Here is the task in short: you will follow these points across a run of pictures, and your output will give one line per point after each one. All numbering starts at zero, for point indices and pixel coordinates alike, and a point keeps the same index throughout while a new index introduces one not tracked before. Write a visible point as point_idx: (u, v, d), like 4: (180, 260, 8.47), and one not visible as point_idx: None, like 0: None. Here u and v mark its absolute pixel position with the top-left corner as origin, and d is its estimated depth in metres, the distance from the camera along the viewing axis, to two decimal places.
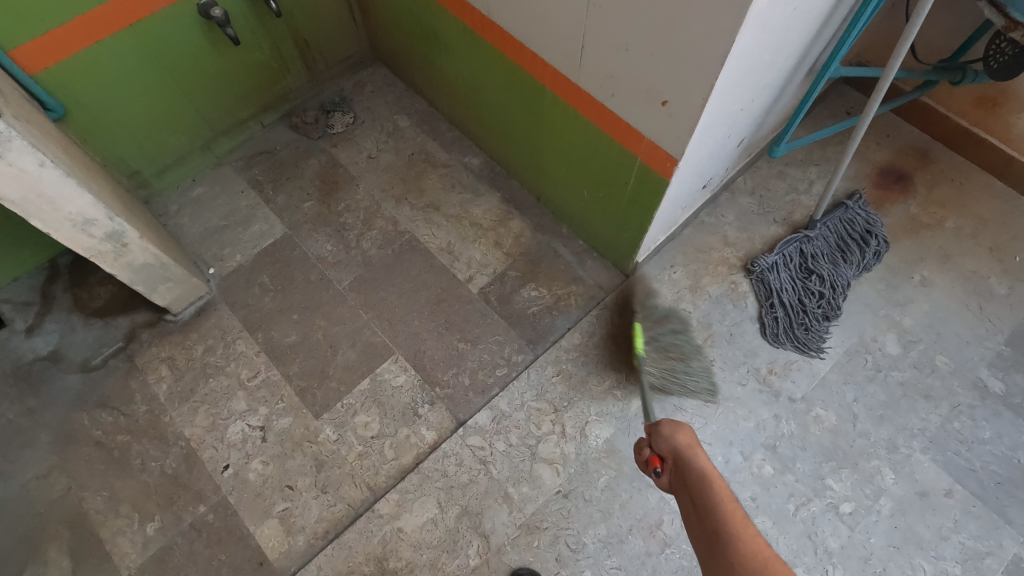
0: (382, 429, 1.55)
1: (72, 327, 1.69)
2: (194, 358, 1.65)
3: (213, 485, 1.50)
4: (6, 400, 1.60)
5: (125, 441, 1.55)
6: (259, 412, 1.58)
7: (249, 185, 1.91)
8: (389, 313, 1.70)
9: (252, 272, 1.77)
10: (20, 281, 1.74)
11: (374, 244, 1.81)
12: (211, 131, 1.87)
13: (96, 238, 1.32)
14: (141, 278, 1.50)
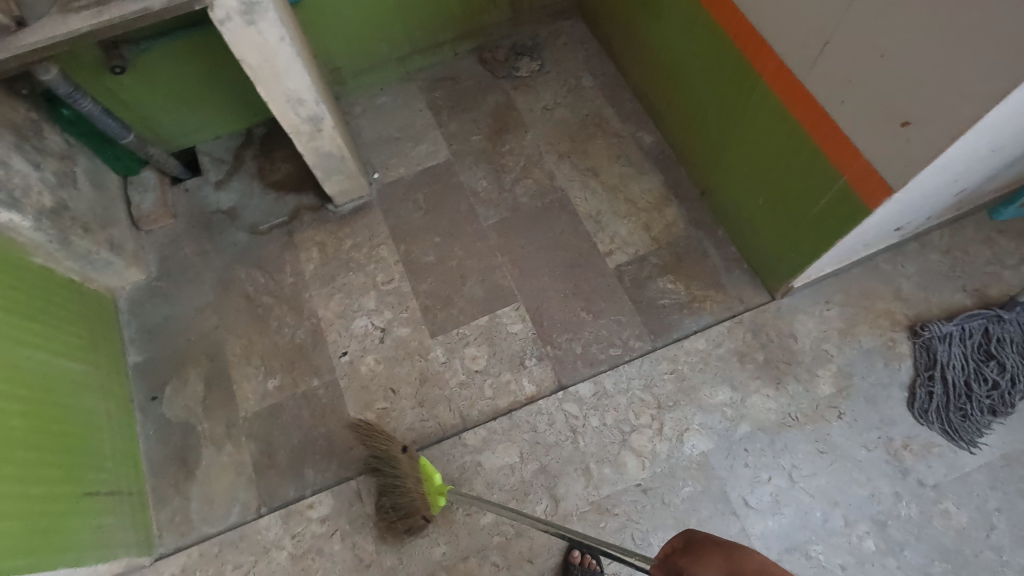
0: (487, 368, 1.59)
1: (252, 191, 1.88)
2: (342, 249, 1.78)
3: (329, 365, 1.63)
4: (189, 237, 1.82)
5: (269, 302, 1.72)
6: (384, 315, 1.68)
7: (428, 106, 1.99)
8: (523, 262, 1.72)
9: (410, 186, 1.86)
10: (221, 140, 1.96)
11: (527, 192, 1.82)
12: (410, 47, 1.96)
13: (299, 118, 1.44)
14: (321, 164, 1.62)
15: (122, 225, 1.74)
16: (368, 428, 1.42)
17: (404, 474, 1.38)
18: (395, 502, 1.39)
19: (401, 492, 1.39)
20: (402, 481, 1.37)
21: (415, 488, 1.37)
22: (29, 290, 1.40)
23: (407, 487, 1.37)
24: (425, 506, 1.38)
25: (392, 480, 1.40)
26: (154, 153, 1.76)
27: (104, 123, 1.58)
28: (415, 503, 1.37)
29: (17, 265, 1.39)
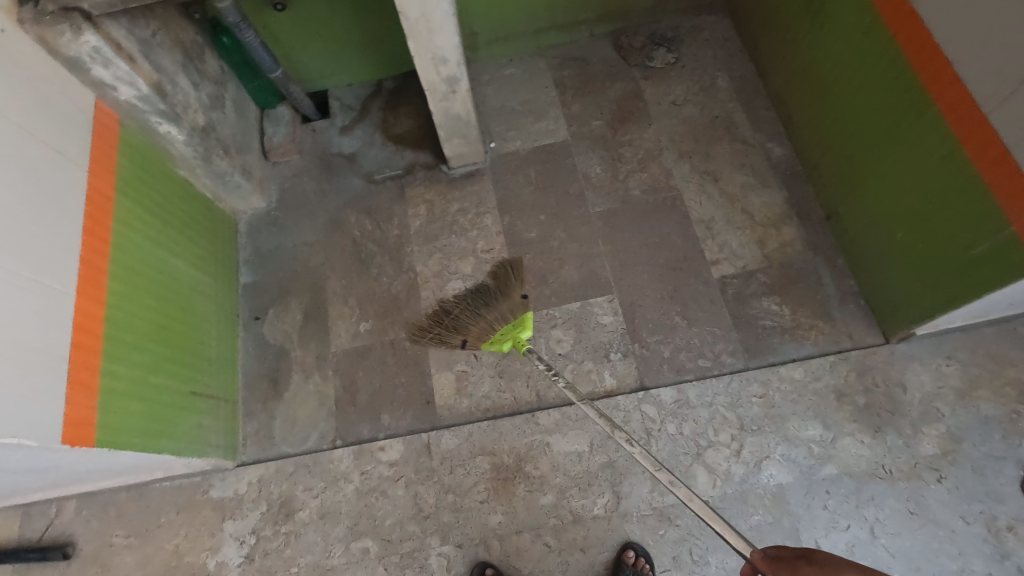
0: (571, 353, 1.59)
1: (373, 141, 1.95)
2: (448, 211, 1.81)
3: (419, 320, 1.68)
4: (309, 175, 1.91)
5: (372, 249, 1.79)
6: (478, 282, 1.71)
7: (554, 83, 1.97)
8: (625, 255, 1.69)
9: (523, 160, 1.86)
10: (352, 87, 2.04)
11: (640, 186, 1.78)
12: (547, 22, 1.94)
13: (438, 77, 1.47)
14: (446, 125, 1.65)
15: (254, 153, 1.84)
16: (514, 270, 1.61)
17: (496, 309, 1.50)
18: (460, 321, 1.52)
19: (477, 321, 1.49)
20: (492, 317, 1.48)
21: (487, 321, 1.48)
22: (172, 199, 1.52)
23: (484, 318, 1.48)
24: (479, 338, 1.49)
25: (488, 300, 1.53)
26: (294, 91, 1.85)
27: (259, 56, 1.68)
28: (479, 329, 1.48)
29: (165, 174, 1.51)
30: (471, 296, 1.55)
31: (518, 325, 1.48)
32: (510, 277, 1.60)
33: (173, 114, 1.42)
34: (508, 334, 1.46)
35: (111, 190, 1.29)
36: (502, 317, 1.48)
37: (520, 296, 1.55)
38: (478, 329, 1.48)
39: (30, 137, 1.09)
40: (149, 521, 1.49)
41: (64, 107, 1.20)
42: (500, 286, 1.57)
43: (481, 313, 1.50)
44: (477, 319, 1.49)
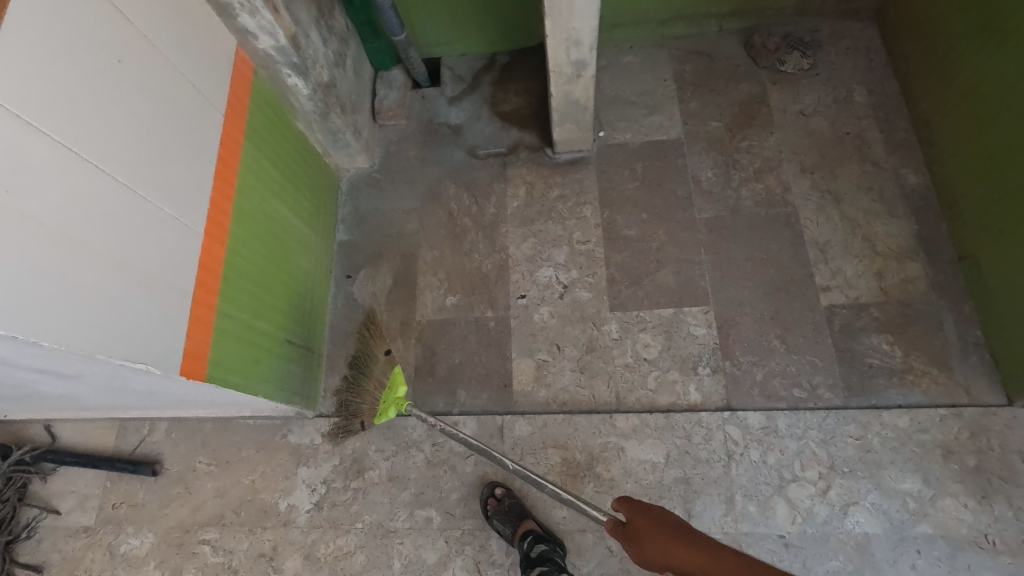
0: (657, 360, 1.54)
1: (481, 115, 1.92)
2: (547, 196, 1.77)
3: (506, 302, 1.66)
4: (413, 141, 1.91)
5: (467, 224, 1.78)
6: (569, 272, 1.67)
7: (674, 77, 1.88)
8: (728, 267, 1.61)
9: (632, 154, 1.79)
10: (466, 58, 2.01)
11: (753, 197, 1.69)
12: (678, 12, 1.85)
13: (567, 60, 1.42)
14: (563, 110, 1.60)
15: (365, 113, 1.85)
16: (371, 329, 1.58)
17: (371, 376, 1.46)
18: (349, 402, 1.50)
19: (365, 396, 1.46)
20: (367, 384, 1.46)
21: (372, 395, 1.44)
22: (288, 150, 1.55)
23: (368, 391, 1.45)
24: (370, 413, 1.45)
25: (359, 379, 1.50)
26: (412, 56, 1.83)
27: (387, 16, 1.65)
28: (366, 406, 1.44)
29: (285, 125, 1.54)
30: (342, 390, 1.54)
31: (391, 385, 1.34)
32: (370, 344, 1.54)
33: (303, 67, 1.43)
34: (386, 403, 1.34)
35: (240, 135, 1.32)
36: (381, 381, 1.43)
37: (384, 354, 1.52)
38: (363, 404, 1.46)
39: (181, 77, 1.12)
40: (230, 454, 1.57)
41: (211, 50, 1.23)
42: (357, 371, 1.53)
43: (364, 388, 1.47)
44: (360, 397, 1.47)
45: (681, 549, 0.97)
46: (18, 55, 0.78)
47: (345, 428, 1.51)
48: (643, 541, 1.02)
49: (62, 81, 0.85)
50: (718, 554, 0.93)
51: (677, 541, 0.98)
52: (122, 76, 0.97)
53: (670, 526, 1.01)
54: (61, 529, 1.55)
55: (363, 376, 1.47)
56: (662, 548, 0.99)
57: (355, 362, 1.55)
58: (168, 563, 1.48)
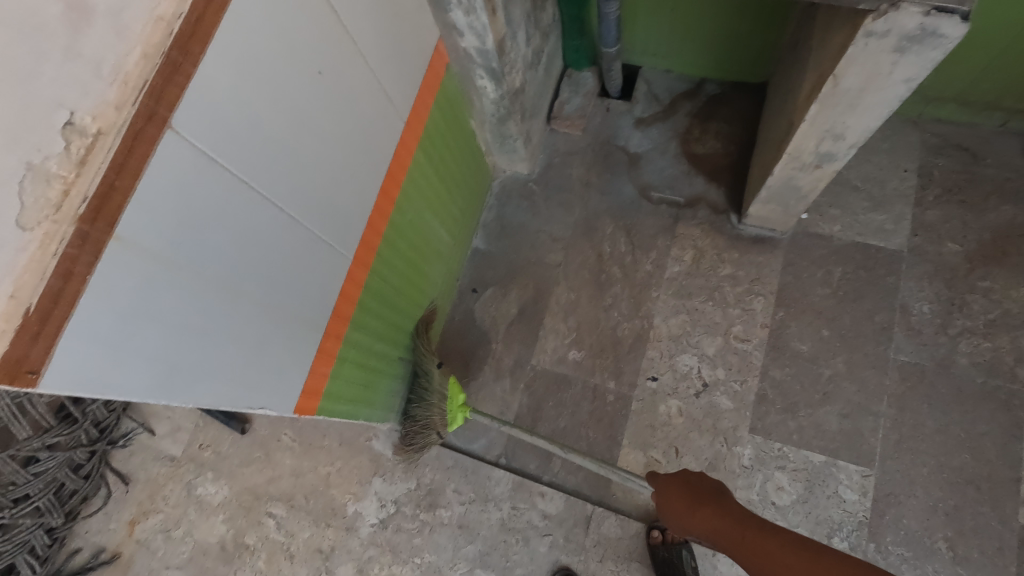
0: (786, 510, 1.33)
1: (667, 149, 1.64)
2: (716, 271, 1.52)
3: (633, 378, 1.47)
4: (581, 159, 1.67)
5: (615, 274, 1.56)
6: (715, 370, 1.45)
7: (918, 170, 1.51)
8: (908, 432, 1.34)
9: (834, 252, 1.49)
10: (668, 75, 1.71)
11: (972, 355, 1.37)
12: (955, 93, 1.46)
13: (811, 149, 1.13)
14: (774, 190, 1.32)
15: (541, 116, 1.63)
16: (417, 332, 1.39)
17: (435, 389, 1.34)
18: (418, 415, 1.38)
19: (429, 409, 1.35)
20: (431, 397, 1.35)
21: (440, 408, 1.34)
22: (456, 154, 1.40)
23: (433, 404, 1.34)
24: (443, 425, 1.36)
25: (420, 389, 1.38)
26: (614, 69, 1.57)
27: (605, 28, 1.42)
28: (435, 416, 1.35)
29: (460, 126, 1.38)
30: (410, 399, 1.43)
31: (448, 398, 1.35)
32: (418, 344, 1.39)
33: (499, 74, 1.26)
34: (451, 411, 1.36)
35: (414, 142, 1.16)
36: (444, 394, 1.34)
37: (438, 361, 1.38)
38: (430, 416, 1.35)
39: (377, 84, 0.97)
40: (314, 438, 1.54)
41: (412, 49, 1.07)
42: (418, 391, 1.39)
43: (427, 400, 1.36)
44: (426, 413, 1.35)
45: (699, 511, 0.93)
46: (219, 82, 0.65)
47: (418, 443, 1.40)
48: (669, 515, 0.97)
49: (258, 107, 0.72)
50: (739, 529, 0.87)
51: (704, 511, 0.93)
52: (317, 91, 0.83)
53: (698, 493, 0.95)
54: (151, 451, 1.60)
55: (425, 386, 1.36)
56: (691, 519, 0.94)
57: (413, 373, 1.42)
58: (234, 522, 1.51)
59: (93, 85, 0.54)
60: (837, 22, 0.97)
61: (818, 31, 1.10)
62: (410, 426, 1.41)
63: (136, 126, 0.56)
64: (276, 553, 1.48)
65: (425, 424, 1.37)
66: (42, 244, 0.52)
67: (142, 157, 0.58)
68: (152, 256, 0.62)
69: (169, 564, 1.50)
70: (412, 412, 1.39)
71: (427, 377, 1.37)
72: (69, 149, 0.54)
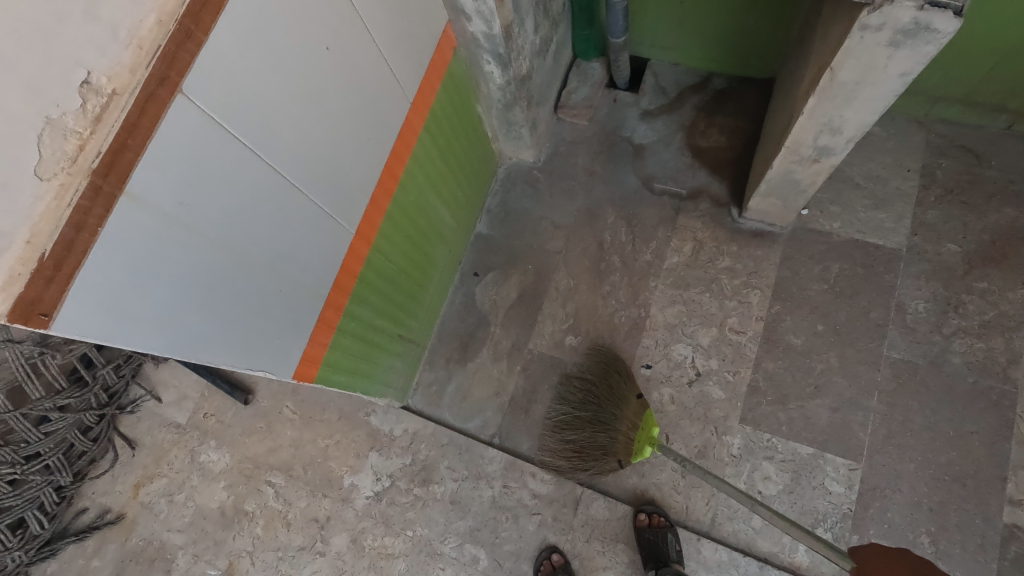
0: (772, 499, 1.35)
1: (671, 141, 1.66)
2: (715, 263, 1.54)
3: (628, 365, 1.49)
4: (586, 148, 1.69)
5: (615, 263, 1.58)
6: (709, 360, 1.47)
7: (921, 170, 1.52)
8: (897, 428, 1.35)
9: (834, 249, 1.50)
10: (676, 68, 1.72)
11: (965, 355, 1.38)
12: (962, 94, 1.46)
13: (811, 143, 1.15)
14: (774, 184, 1.33)
15: (548, 104, 1.65)
16: (609, 366, 1.44)
17: (625, 418, 1.35)
18: (589, 430, 1.40)
19: (614, 437, 1.36)
20: (619, 425, 1.35)
21: (626, 435, 1.34)
22: (462, 138, 1.42)
23: (618, 433, 1.35)
24: (624, 455, 1.35)
25: (607, 418, 1.38)
26: (621, 60, 1.58)
27: (612, 19, 1.44)
28: (620, 446, 1.34)
29: (467, 110, 1.40)
30: (569, 413, 1.44)
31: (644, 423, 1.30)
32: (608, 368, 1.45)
33: (505, 60, 1.28)
34: (642, 440, 1.28)
35: (419, 123, 1.19)
36: (633, 423, 1.32)
37: (637, 394, 1.37)
38: (615, 447, 1.36)
39: (383, 63, 1.00)
40: (315, 411, 1.58)
41: (420, 30, 1.09)
42: (604, 393, 1.41)
43: (613, 428, 1.36)
44: (608, 435, 1.36)
45: None
46: (228, 51, 0.68)
47: (588, 464, 1.39)
48: None
49: (267, 78, 0.76)
50: None
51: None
52: (324, 67, 0.86)
53: None
54: (158, 418, 1.65)
55: (613, 419, 1.36)
56: None
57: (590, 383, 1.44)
58: (234, 489, 1.56)
59: (109, 48, 0.58)
60: (838, 15, 0.98)
61: (821, 24, 1.11)
62: (580, 431, 1.41)
63: (148, 89, 0.60)
64: (273, 520, 1.52)
65: (613, 451, 1.36)
66: (57, 195, 0.56)
67: (154, 118, 0.61)
68: (160, 215, 0.66)
69: (170, 526, 1.56)
70: (587, 438, 1.39)
71: (622, 400, 1.38)
72: (85, 107, 0.57)
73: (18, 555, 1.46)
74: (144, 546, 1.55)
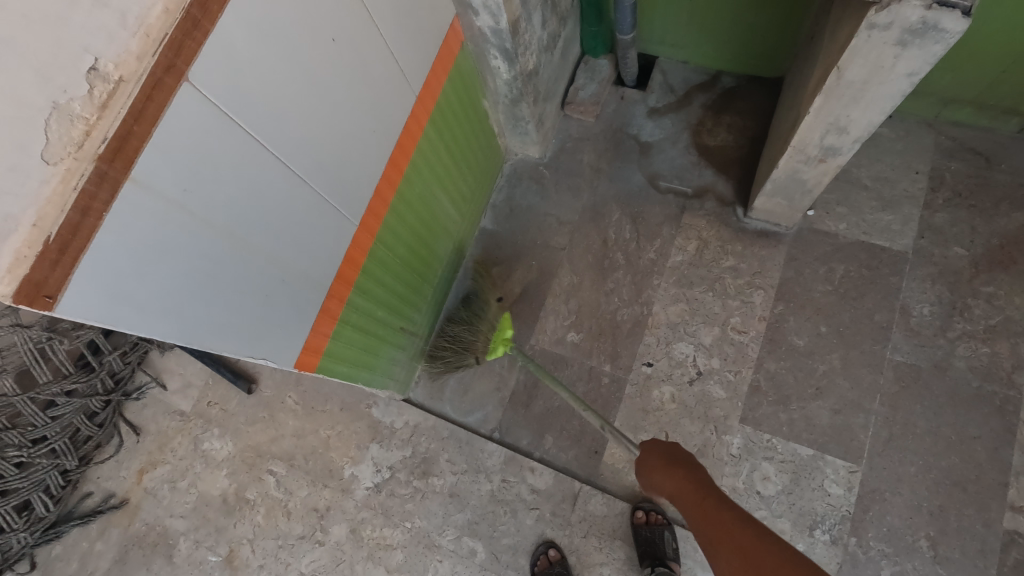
0: (771, 499, 1.35)
1: (678, 139, 1.65)
2: (719, 262, 1.53)
3: (629, 363, 1.49)
4: (593, 145, 1.69)
5: (619, 260, 1.58)
6: (710, 359, 1.47)
7: (929, 172, 1.51)
8: (899, 431, 1.35)
9: (839, 250, 1.49)
10: (685, 67, 1.71)
11: (969, 359, 1.37)
12: (973, 96, 1.44)
13: (816, 142, 1.14)
14: (780, 184, 1.33)
15: (555, 100, 1.65)
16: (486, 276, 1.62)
17: (486, 320, 1.52)
18: (462, 338, 1.50)
19: (472, 334, 1.48)
20: (480, 325, 1.49)
21: (484, 335, 1.48)
22: (468, 133, 1.43)
23: (479, 329, 1.48)
24: (482, 351, 1.47)
25: (468, 317, 1.52)
26: (629, 57, 1.58)
27: (621, 16, 1.43)
28: (478, 342, 1.46)
29: (473, 105, 1.41)
30: (450, 324, 1.54)
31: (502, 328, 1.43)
32: (476, 290, 1.60)
33: (512, 55, 1.28)
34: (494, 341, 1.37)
35: (426, 117, 1.20)
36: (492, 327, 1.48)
37: (497, 300, 1.60)
38: (472, 342, 1.48)
39: (390, 56, 1.01)
40: (317, 402, 1.60)
41: (428, 24, 1.10)
42: (475, 294, 1.59)
43: (475, 328, 1.49)
44: (470, 332, 1.48)
45: (674, 477, 0.96)
46: (235, 41, 0.69)
47: (456, 360, 1.52)
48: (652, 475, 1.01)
49: (273, 69, 0.76)
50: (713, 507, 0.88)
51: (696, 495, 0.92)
52: (330, 58, 0.87)
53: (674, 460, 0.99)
54: (162, 405, 1.67)
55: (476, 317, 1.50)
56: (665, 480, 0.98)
57: (468, 299, 1.56)
58: (236, 477, 1.58)
59: (117, 35, 0.58)
60: (846, 14, 0.98)
61: (830, 23, 1.10)
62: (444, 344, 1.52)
63: (155, 76, 0.61)
64: (274, 508, 1.54)
65: (470, 346, 1.48)
66: (63, 180, 0.57)
67: (160, 105, 0.62)
68: (165, 201, 0.67)
69: (173, 512, 1.57)
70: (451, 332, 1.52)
71: (479, 313, 1.54)
72: (92, 93, 0.58)
73: (23, 536, 1.48)
74: (147, 531, 1.57)
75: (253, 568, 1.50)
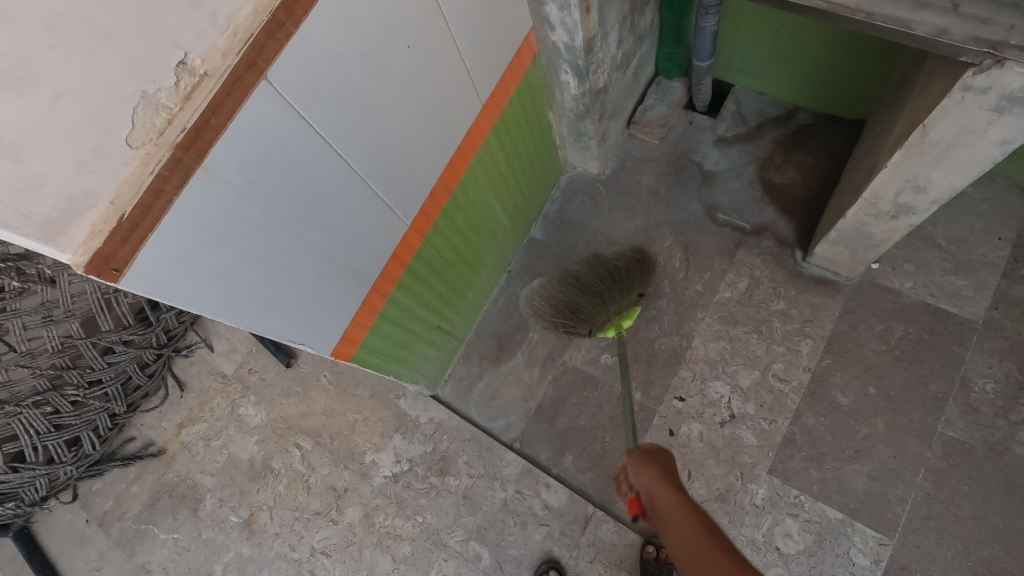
0: (790, 558, 1.30)
1: (744, 171, 1.60)
2: (769, 304, 1.48)
3: (661, 394, 1.46)
4: (653, 168, 1.66)
5: (665, 287, 1.54)
6: (745, 403, 1.42)
7: (1013, 241, 1.41)
8: (939, 509, 1.27)
9: (901, 310, 1.41)
10: (761, 98, 1.66)
11: None
12: None
13: (891, 199, 1.08)
14: (845, 234, 1.27)
15: (621, 118, 1.63)
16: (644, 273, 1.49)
17: (615, 302, 1.42)
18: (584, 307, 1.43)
19: (605, 312, 1.41)
20: (607, 301, 1.41)
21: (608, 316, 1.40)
22: (530, 143, 1.43)
23: (604, 310, 1.41)
24: (600, 326, 1.42)
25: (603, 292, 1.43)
26: (704, 83, 1.54)
27: (700, 43, 1.40)
28: (598, 318, 1.41)
29: (537, 115, 1.41)
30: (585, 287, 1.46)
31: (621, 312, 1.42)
32: (635, 272, 1.49)
33: (583, 72, 1.28)
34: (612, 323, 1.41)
35: (489, 125, 1.21)
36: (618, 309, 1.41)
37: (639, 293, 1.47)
38: (594, 316, 1.42)
39: (461, 65, 1.02)
40: (349, 385, 1.65)
41: (503, 33, 1.11)
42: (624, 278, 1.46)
43: (602, 302, 1.42)
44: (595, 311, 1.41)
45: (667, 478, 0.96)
46: (314, 45, 0.72)
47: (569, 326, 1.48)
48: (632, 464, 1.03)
49: (348, 72, 0.79)
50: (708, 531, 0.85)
51: (666, 481, 0.95)
52: (403, 63, 0.89)
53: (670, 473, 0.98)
54: (207, 365, 1.76)
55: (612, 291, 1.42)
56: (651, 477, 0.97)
57: (616, 274, 1.47)
58: (265, 445, 1.64)
59: (206, 33, 0.62)
60: (940, 71, 0.92)
61: (922, 74, 1.04)
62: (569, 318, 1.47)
63: (236, 73, 0.64)
64: (295, 481, 1.59)
65: (592, 319, 1.42)
66: (141, 163, 0.61)
67: (238, 100, 0.65)
68: (230, 189, 0.70)
69: (203, 469, 1.66)
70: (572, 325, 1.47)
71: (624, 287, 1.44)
72: (178, 85, 0.61)
73: (69, 469, 1.58)
74: (178, 482, 1.66)
75: (269, 534, 1.56)
